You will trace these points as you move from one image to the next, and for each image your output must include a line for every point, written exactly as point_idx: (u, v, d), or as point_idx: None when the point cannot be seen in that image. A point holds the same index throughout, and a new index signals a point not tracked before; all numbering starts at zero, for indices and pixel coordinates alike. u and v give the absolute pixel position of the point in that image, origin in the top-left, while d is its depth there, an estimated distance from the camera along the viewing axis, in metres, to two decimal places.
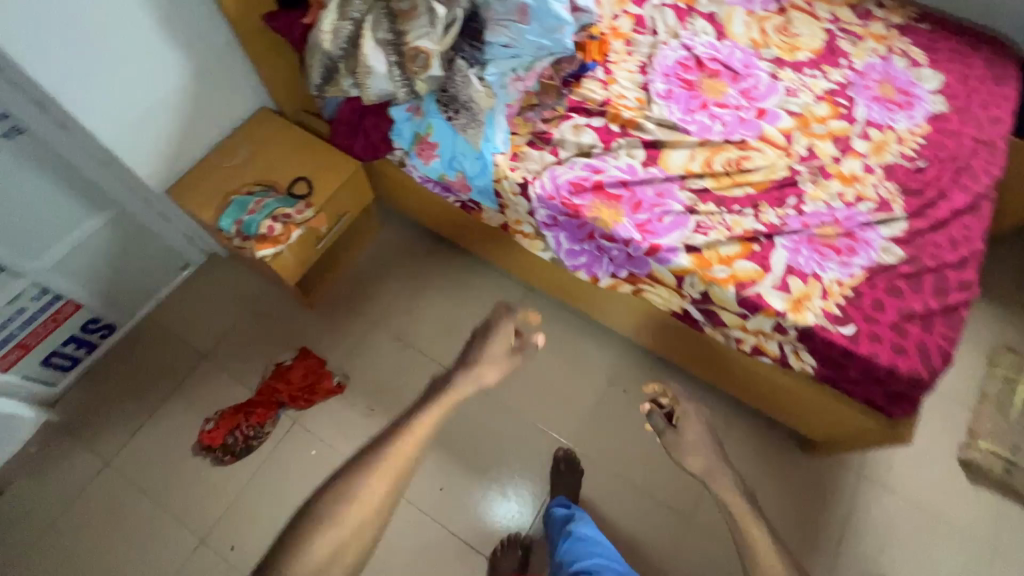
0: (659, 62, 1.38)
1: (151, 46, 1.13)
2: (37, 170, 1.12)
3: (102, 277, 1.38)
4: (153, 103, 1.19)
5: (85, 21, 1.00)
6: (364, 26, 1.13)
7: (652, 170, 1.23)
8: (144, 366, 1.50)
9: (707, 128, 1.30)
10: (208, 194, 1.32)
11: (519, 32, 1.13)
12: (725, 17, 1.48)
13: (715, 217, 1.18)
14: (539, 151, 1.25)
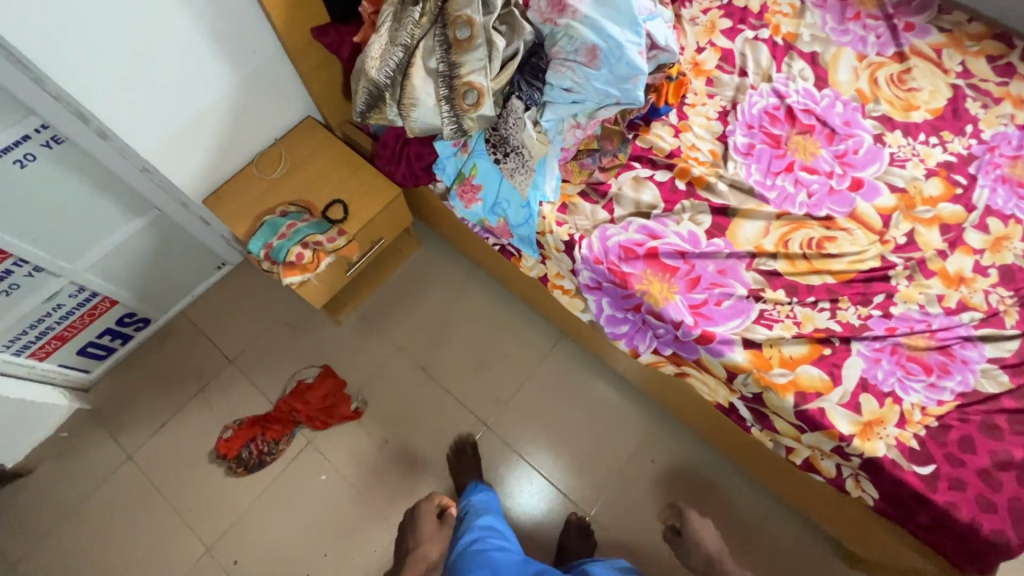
0: (743, 110, 1.22)
1: (196, 56, 1.08)
2: (77, 178, 1.11)
3: (138, 276, 1.38)
4: (193, 111, 1.15)
5: (123, 27, 0.94)
6: (416, 54, 1.04)
7: (716, 243, 1.09)
8: (173, 362, 1.52)
9: (788, 196, 1.13)
10: (244, 208, 1.28)
11: (585, 77, 1.00)
12: (830, 59, 1.28)
13: (783, 308, 1.03)
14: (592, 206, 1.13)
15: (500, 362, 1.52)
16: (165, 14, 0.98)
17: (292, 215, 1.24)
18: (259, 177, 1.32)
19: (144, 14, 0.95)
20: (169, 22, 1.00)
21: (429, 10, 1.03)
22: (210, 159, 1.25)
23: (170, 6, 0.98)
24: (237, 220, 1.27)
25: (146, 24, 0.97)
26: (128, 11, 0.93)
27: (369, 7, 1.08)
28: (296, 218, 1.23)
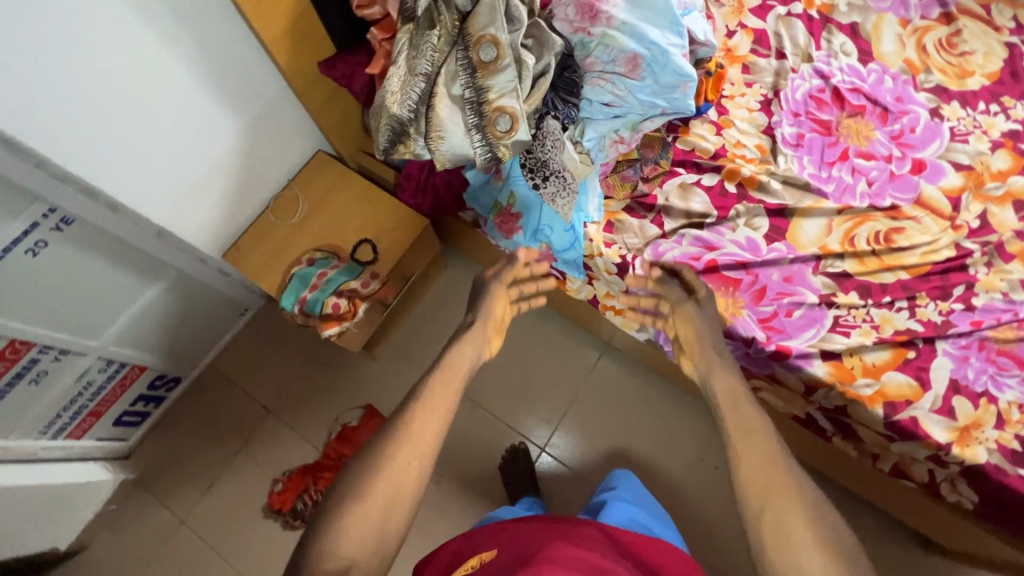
0: (787, 97, 1.14)
1: (201, 107, 1.00)
2: (92, 254, 1.03)
3: (164, 337, 1.32)
4: (203, 164, 1.07)
5: (120, 93, 0.86)
6: (438, 82, 0.96)
7: (778, 247, 1.02)
8: (212, 420, 1.48)
9: (847, 188, 1.06)
10: (268, 260, 1.22)
11: (627, 88, 0.93)
12: (871, 29, 1.19)
13: (859, 312, 0.97)
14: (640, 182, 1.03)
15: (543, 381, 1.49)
16: (162, 71, 0.90)
17: (320, 263, 1.17)
18: (277, 223, 1.24)
19: (139, 75, 0.87)
20: (166, 79, 0.91)
21: (447, 32, 0.94)
22: (225, 212, 1.18)
23: (166, 62, 0.90)
24: (263, 275, 1.21)
25: (143, 85, 0.88)
26: (124, 74, 0.85)
27: (379, 35, 1.00)
28: (324, 266, 1.16)
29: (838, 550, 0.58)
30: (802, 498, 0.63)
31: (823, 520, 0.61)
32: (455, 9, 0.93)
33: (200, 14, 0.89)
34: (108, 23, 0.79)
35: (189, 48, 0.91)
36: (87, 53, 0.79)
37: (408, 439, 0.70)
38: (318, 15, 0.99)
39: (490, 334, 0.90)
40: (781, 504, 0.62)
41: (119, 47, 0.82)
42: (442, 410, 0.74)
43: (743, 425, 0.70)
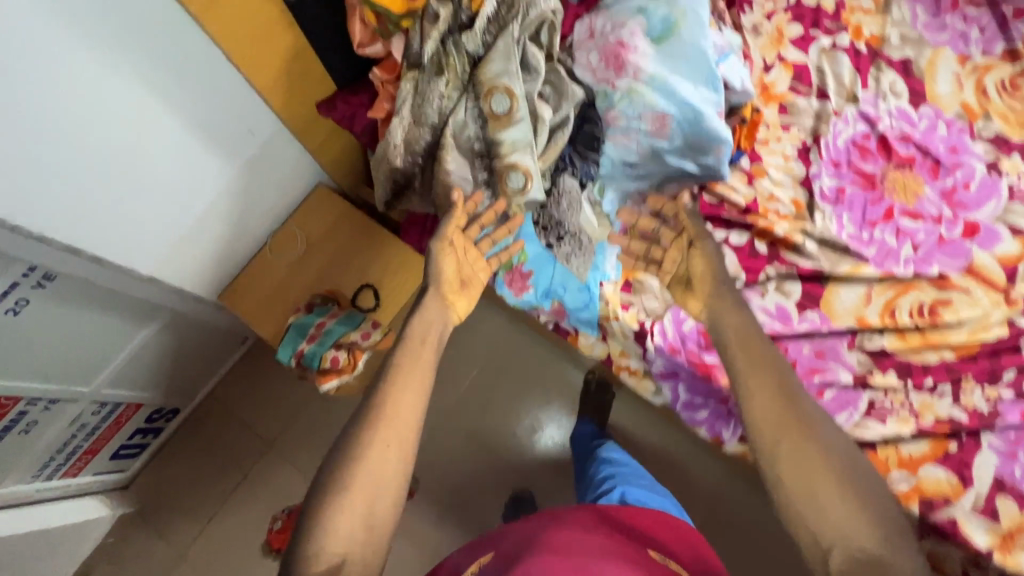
0: (827, 144, 1.04)
1: (191, 154, 0.92)
2: (77, 306, 0.98)
3: (160, 374, 1.28)
4: (195, 211, 1.00)
5: (100, 147, 0.78)
6: (445, 133, 0.87)
7: (811, 318, 0.94)
8: (211, 451, 1.45)
9: (891, 252, 0.97)
10: (266, 304, 1.16)
11: (653, 148, 0.84)
12: (926, 67, 1.07)
13: (897, 396, 0.89)
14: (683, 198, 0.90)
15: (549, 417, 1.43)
16: (147, 120, 0.82)
17: (319, 311, 1.10)
18: (274, 263, 1.18)
19: (122, 127, 0.80)
20: (152, 128, 0.84)
21: (456, 79, 0.85)
22: (219, 254, 1.12)
23: (151, 110, 0.82)
24: (260, 319, 1.15)
25: (126, 137, 0.81)
26: (103, 129, 0.77)
27: (381, 75, 0.91)
28: (323, 314, 1.10)
29: (858, 490, 0.57)
30: (824, 445, 0.60)
31: (843, 460, 0.59)
32: (466, 52, 0.84)
33: (190, 57, 0.81)
34: (84, 76, 0.71)
35: (176, 96, 0.83)
36: (62, 110, 0.71)
37: (387, 421, 0.66)
38: (317, 53, 0.90)
39: (447, 293, 0.81)
40: (798, 443, 0.60)
41: (98, 104, 0.74)
42: (414, 386, 0.70)
43: (755, 362, 0.68)
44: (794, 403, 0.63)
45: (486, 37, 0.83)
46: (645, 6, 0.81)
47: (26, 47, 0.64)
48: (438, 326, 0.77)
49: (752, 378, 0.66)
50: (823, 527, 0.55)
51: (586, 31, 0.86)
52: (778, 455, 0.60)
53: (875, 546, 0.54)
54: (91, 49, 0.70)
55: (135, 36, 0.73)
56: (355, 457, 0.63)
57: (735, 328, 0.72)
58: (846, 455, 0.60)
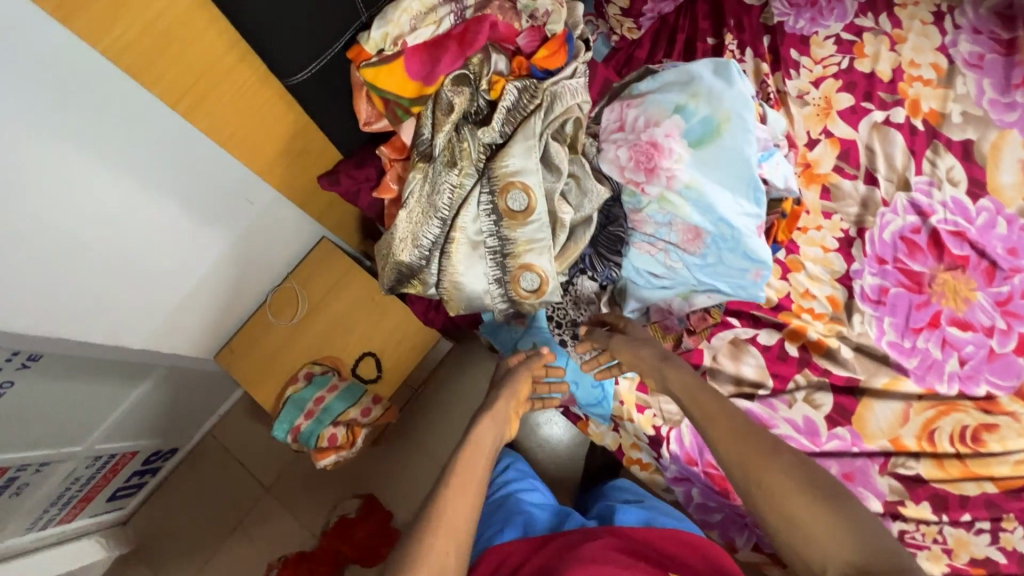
0: (872, 238, 0.95)
1: (188, 232, 0.86)
2: (67, 377, 0.94)
3: (157, 422, 1.25)
4: (191, 282, 0.94)
5: (92, 246, 0.72)
6: (456, 226, 0.80)
7: (841, 435, 0.88)
8: (209, 491, 1.43)
9: (933, 365, 0.89)
10: (265, 369, 1.11)
11: (682, 261, 0.77)
12: (988, 152, 0.97)
13: (929, 529, 0.83)
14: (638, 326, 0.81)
15: (548, 461, 1.31)
16: (143, 212, 0.76)
17: (318, 382, 1.06)
18: (274, 323, 1.13)
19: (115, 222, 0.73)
20: (147, 217, 0.77)
21: (470, 170, 0.78)
22: (217, 316, 1.06)
23: (147, 201, 0.75)
24: (260, 386, 1.11)
25: (118, 231, 0.75)
26: (93, 228, 0.71)
27: (388, 154, 0.82)
28: (322, 387, 1.05)
29: (836, 503, 0.53)
30: (781, 462, 0.57)
31: (809, 476, 0.56)
32: (483, 142, 0.77)
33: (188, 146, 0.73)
34: (73, 182, 0.64)
35: (172, 183, 0.76)
36: (47, 219, 0.64)
37: (444, 526, 0.59)
38: (322, 131, 0.83)
39: (513, 412, 0.79)
40: (761, 470, 0.57)
41: (85, 204, 0.68)
42: (473, 496, 0.64)
43: (704, 404, 0.67)
44: (745, 430, 0.61)
45: (505, 128, 0.76)
46: (683, 103, 0.73)
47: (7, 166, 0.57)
48: (493, 442, 0.73)
49: (706, 422, 0.65)
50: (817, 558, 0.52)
51: (615, 120, 0.77)
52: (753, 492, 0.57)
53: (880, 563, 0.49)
54: (81, 155, 0.63)
55: (129, 137, 0.66)
56: (411, 563, 0.55)
57: (677, 378, 0.71)
58: (807, 469, 0.57)
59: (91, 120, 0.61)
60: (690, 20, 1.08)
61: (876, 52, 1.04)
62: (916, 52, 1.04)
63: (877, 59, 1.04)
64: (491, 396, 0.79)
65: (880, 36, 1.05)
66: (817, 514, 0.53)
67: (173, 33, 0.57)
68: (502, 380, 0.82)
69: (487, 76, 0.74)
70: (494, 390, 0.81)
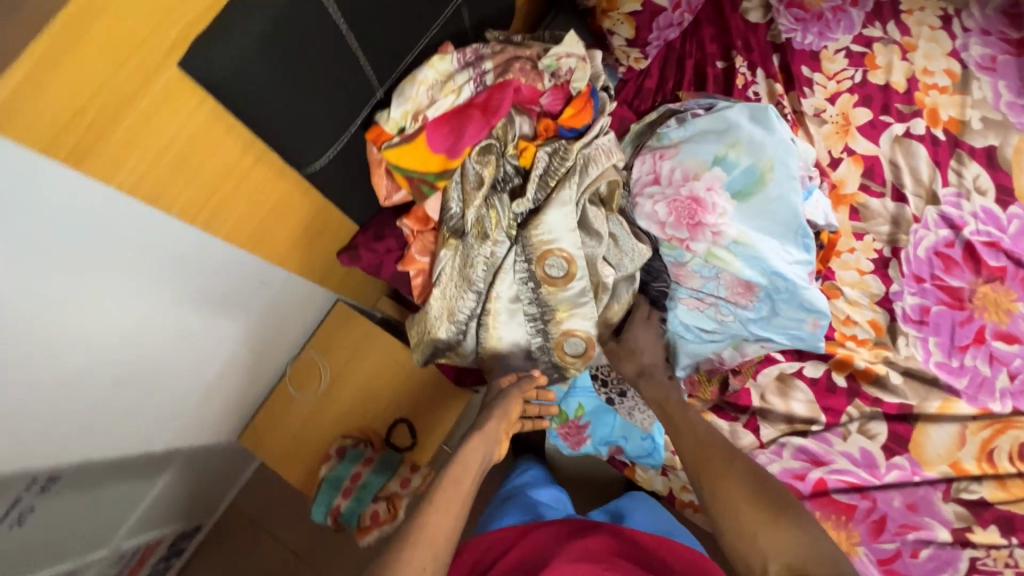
0: (907, 257, 0.93)
1: (208, 329, 0.80)
2: (88, 487, 0.87)
3: (181, 506, 1.19)
4: (212, 374, 0.88)
5: (112, 366, 0.66)
6: (492, 297, 0.76)
7: (900, 464, 0.86)
8: (239, 566, 1.37)
9: (984, 383, 0.88)
10: (294, 449, 1.06)
11: (734, 314, 0.75)
12: (1012, 157, 0.96)
13: (1001, 553, 0.81)
14: (646, 330, 0.79)
15: None
16: (165, 324, 0.70)
17: (352, 458, 1.02)
18: (296, 396, 1.08)
19: (135, 339, 0.67)
20: (167, 325, 0.71)
21: (504, 240, 0.74)
22: (238, 399, 1.01)
23: (167, 310, 0.69)
24: (292, 466, 1.06)
25: (139, 346, 0.68)
26: (111, 349, 0.64)
27: (411, 227, 0.78)
28: (357, 461, 1.01)
29: (784, 509, 0.59)
30: (737, 474, 0.63)
31: (759, 483, 0.62)
32: (514, 211, 0.73)
33: (214, 254, 0.68)
34: (92, 315, 0.58)
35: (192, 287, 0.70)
36: (65, 354, 0.59)
37: (425, 536, 0.57)
38: (339, 207, 0.78)
39: (504, 434, 0.76)
40: (715, 476, 0.64)
41: (104, 328, 0.61)
42: (456, 514, 0.61)
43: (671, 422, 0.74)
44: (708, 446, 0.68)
45: (538, 195, 0.72)
46: (722, 153, 0.71)
47: (24, 317, 0.52)
48: (482, 462, 0.70)
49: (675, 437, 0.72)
50: (759, 552, 0.57)
51: (649, 172, 0.74)
52: (713, 500, 0.63)
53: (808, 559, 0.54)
54: (102, 288, 0.57)
55: (151, 260, 0.60)
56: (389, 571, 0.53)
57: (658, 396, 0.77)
58: (761, 481, 0.63)
59: (113, 250, 0.55)
60: (697, 44, 1.05)
61: (889, 62, 1.02)
62: (929, 60, 1.02)
63: (891, 69, 1.02)
64: (480, 417, 0.75)
65: (890, 45, 1.03)
66: (765, 517, 0.58)
67: (190, 152, 0.54)
68: (494, 399, 0.78)
69: (513, 140, 0.71)
70: (486, 410, 0.77)
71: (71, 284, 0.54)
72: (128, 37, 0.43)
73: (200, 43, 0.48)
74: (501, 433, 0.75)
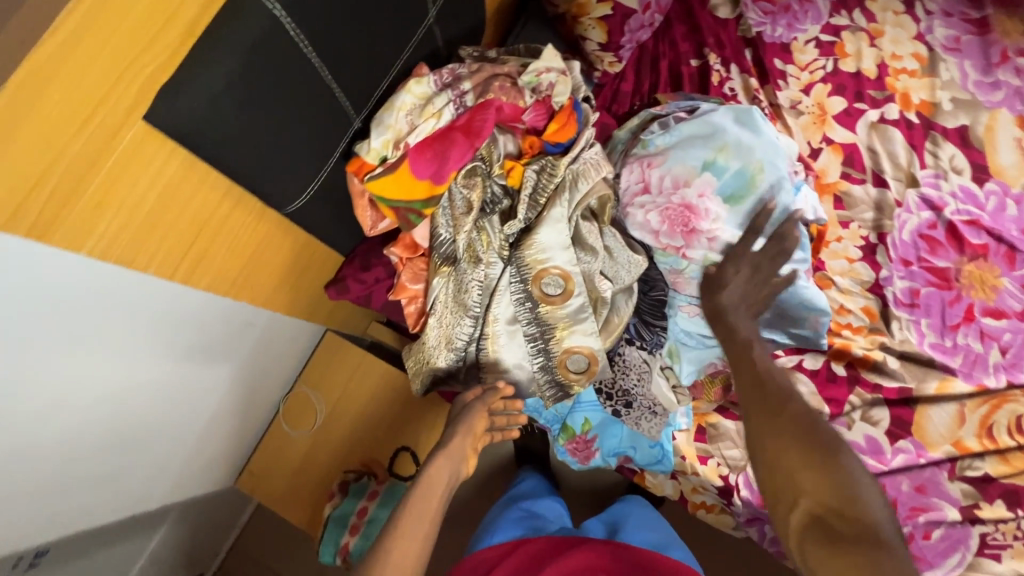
0: (893, 242, 0.94)
1: (196, 378, 0.76)
2: (81, 555, 0.83)
3: (181, 557, 1.15)
4: (203, 422, 0.84)
5: (97, 431, 0.62)
6: (490, 320, 0.74)
7: (905, 448, 0.87)
8: None
9: (977, 360, 0.89)
10: (294, 489, 1.03)
11: None
12: (984, 135, 0.98)
13: (1009, 527, 0.83)
14: (738, 272, 0.69)
15: None
16: (150, 381, 0.66)
17: (355, 492, 0.98)
18: (292, 435, 1.04)
19: (121, 400, 0.63)
20: (153, 382, 0.67)
21: (497, 261, 0.73)
22: (232, 443, 0.97)
23: (153, 366, 0.66)
24: (293, 507, 1.03)
25: (125, 407, 0.65)
26: (96, 414, 0.61)
27: (401, 255, 0.75)
28: (362, 495, 0.97)
29: (832, 459, 0.51)
30: (791, 416, 0.55)
31: (812, 430, 0.53)
32: (506, 232, 0.72)
33: (197, 305, 0.65)
34: (73, 385, 0.55)
35: (176, 339, 0.66)
36: (48, 429, 0.56)
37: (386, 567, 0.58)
38: (323, 240, 0.75)
39: (471, 449, 0.72)
40: (764, 415, 0.56)
41: (87, 394, 0.58)
42: (419, 544, 0.61)
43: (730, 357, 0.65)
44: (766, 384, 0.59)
45: (528, 215, 0.71)
46: (711, 158, 0.70)
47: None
48: (448, 483, 0.68)
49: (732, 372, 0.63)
50: (794, 498, 0.51)
51: (637, 181, 0.73)
52: (756, 443, 0.56)
53: (842, 521, 0.49)
54: (82, 356, 0.54)
55: (130, 318, 0.57)
56: None
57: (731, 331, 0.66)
58: (818, 425, 0.54)
59: (89, 315, 0.52)
60: (669, 44, 1.05)
61: (858, 50, 1.03)
62: (896, 45, 1.03)
63: (861, 57, 1.03)
64: (444, 435, 0.72)
65: (857, 32, 1.04)
66: (808, 466, 0.51)
67: (163, 206, 0.52)
68: (458, 413, 0.74)
69: (499, 161, 0.70)
70: (451, 425, 0.73)
71: (49, 359, 0.50)
72: (86, 95, 0.41)
73: (167, 92, 0.45)
74: (466, 448, 0.72)
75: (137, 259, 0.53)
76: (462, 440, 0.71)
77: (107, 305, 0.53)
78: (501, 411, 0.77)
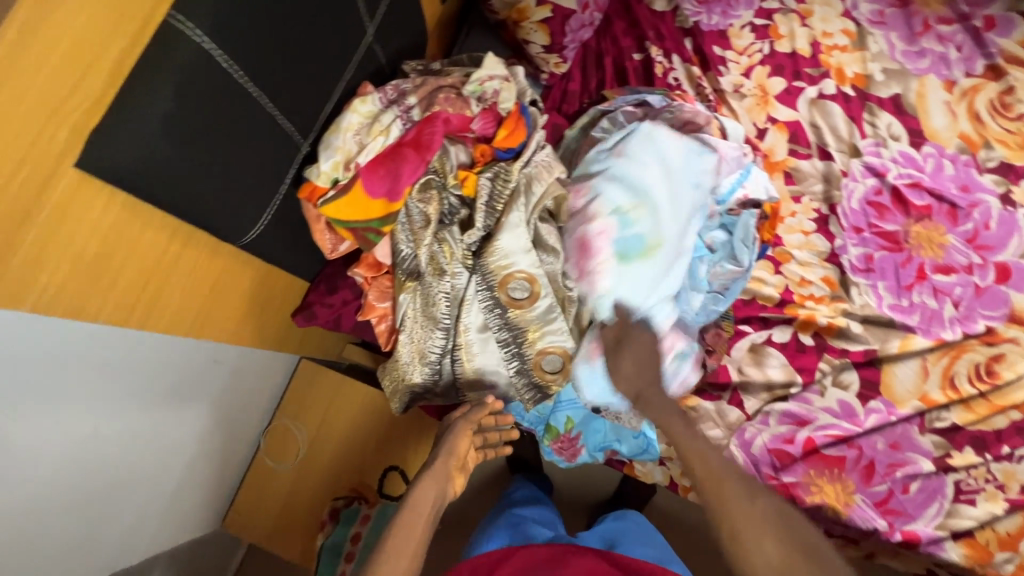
0: (844, 212, 0.98)
1: (170, 422, 0.75)
2: None
3: None
4: (181, 467, 0.82)
5: (67, 489, 0.60)
6: (462, 331, 0.75)
7: (877, 408, 0.90)
8: None
9: (933, 316, 0.93)
10: (284, 524, 1.01)
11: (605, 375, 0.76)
12: (916, 100, 1.02)
13: (979, 471, 0.86)
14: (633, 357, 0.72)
15: None
16: (120, 430, 0.65)
17: (348, 518, 0.96)
18: (276, 468, 1.02)
19: (90, 454, 0.61)
20: (123, 431, 0.65)
21: (461, 272, 0.73)
22: (216, 484, 0.95)
23: (121, 415, 0.64)
24: (285, 541, 1.01)
25: (95, 460, 0.63)
26: (64, 472, 0.59)
27: (365, 274, 0.75)
28: (354, 521, 0.95)
29: (800, 540, 0.58)
30: (741, 498, 0.62)
31: (769, 505, 0.61)
32: (467, 242, 0.72)
33: (159, 347, 0.63)
34: (36, 445, 0.53)
35: (143, 385, 0.65)
36: (15, 493, 0.54)
37: None
38: (285, 267, 0.74)
39: (456, 467, 0.75)
40: (721, 497, 0.62)
41: (52, 452, 0.56)
42: (409, 560, 0.63)
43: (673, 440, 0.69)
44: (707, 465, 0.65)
45: (487, 222, 0.71)
46: (624, 209, 0.72)
47: None
48: (435, 504, 0.70)
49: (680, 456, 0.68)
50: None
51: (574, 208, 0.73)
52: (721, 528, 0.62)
53: None
54: (41, 413, 0.52)
55: (89, 368, 0.55)
56: None
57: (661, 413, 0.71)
58: (768, 499, 0.62)
59: (43, 370, 0.50)
60: (611, 41, 1.07)
61: (791, 31, 1.07)
62: (825, 23, 1.07)
63: (794, 37, 1.06)
64: (428, 458, 0.75)
65: (789, 14, 1.08)
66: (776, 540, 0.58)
67: (109, 249, 0.51)
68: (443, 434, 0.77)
69: (453, 171, 0.70)
70: (434, 447, 0.76)
71: (5, 421, 0.48)
72: (10, 147, 0.39)
73: (99, 135, 0.44)
74: (451, 468, 0.74)
75: (85, 306, 0.51)
76: (446, 459, 0.75)
77: (61, 357, 0.51)
78: (492, 428, 0.81)
